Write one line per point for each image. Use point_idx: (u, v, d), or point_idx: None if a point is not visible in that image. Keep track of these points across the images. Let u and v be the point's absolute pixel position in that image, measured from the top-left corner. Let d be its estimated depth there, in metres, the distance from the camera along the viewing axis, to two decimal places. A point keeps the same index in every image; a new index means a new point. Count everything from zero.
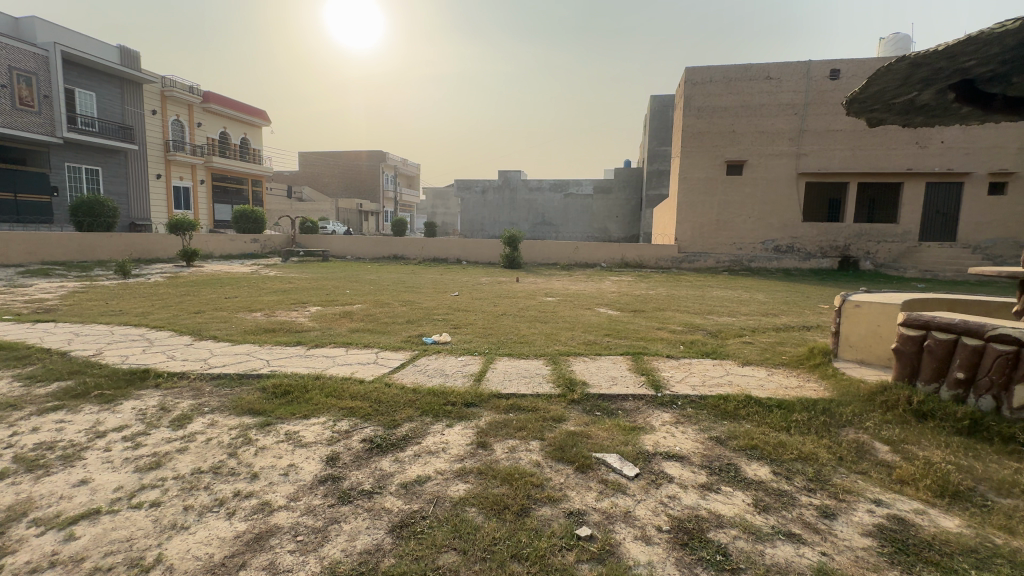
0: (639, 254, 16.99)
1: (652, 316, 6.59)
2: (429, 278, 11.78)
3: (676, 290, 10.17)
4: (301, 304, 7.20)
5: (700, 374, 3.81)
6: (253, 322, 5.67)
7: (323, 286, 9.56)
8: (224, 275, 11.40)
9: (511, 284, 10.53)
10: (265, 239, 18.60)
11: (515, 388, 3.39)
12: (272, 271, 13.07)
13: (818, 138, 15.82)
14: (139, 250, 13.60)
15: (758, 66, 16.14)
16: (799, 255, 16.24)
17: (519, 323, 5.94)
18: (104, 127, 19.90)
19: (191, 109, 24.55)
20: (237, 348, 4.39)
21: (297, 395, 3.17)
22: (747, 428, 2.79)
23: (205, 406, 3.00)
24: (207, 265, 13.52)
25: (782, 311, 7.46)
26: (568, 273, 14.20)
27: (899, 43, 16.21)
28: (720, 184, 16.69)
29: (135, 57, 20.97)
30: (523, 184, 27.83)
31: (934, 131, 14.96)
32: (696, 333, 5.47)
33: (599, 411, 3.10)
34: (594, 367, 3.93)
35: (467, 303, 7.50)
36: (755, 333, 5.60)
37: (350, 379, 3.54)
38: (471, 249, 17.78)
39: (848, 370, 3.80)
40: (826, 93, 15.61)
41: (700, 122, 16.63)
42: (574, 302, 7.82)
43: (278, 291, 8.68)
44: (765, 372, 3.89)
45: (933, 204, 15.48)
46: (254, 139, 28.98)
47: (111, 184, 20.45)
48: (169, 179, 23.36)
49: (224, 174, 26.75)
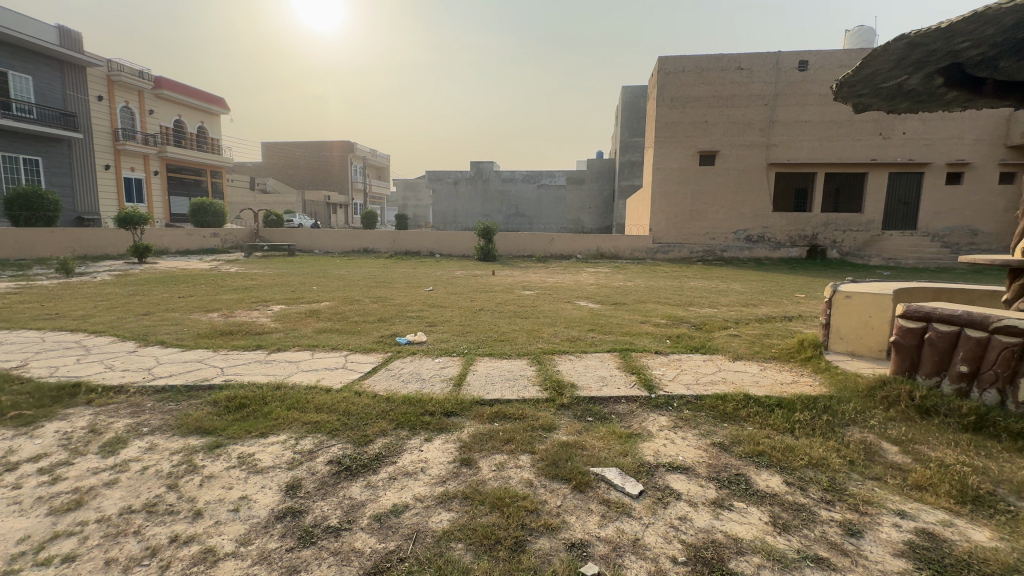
0: (615, 245, 16.93)
1: (635, 309, 6.41)
2: (401, 272, 11.35)
3: (654, 281, 10.07)
4: (262, 303, 6.71)
5: (693, 372, 3.61)
6: (208, 324, 5.20)
7: (288, 283, 9.03)
8: (180, 272, 10.66)
9: (487, 278, 10.23)
10: (225, 233, 17.64)
11: (498, 393, 3.10)
12: (233, 267, 12.34)
13: (788, 129, 16.02)
14: (85, 246, 12.61)
15: (730, 56, 16.19)
16: (770, 244, 16.49)
17: (498, 319, 5.65)
18: (43, 114, 18.43)
19: (141, 95, 23.05)
20: (188, 354, 3.95)
21: (254, 410, 2.80)
22: (751, 432, 2.59)
23: (143, 426, 2.60)
24: (162, 262, 12.68)
25: (762, 301, 7.42)
26: (544, 265, 13.98)
27: (863, 36, 16.54)
28: (693, 174, 16.74)
29: (76, 38, 19.44)
30: (496, 175, 27.42)
31: (897, 122, 15.36)
32: (681, 327, 5.30)
33: (591, 416, 2.86)
34: (581, 367, 3.69)
35: (443, 299, 7.15)
36: (740, 325, 5.47)
37: (315, 388, 3.19)
38: (444, 242, 17.33)
39: (841, 363, 3.67)
40: (795, 84, 15.80)
41: (674, 112, 16.59)
42: (554, 296, 7.59)
43: (238, 289, 8.12)
44: (758, 368, 3.73)
45: (896, 194, 15.94)
46: (212, 127, 27.53)
47: (53, 176, 19.02)
48: (118, 170, 21.91)
49: (180, 165, 25.31)
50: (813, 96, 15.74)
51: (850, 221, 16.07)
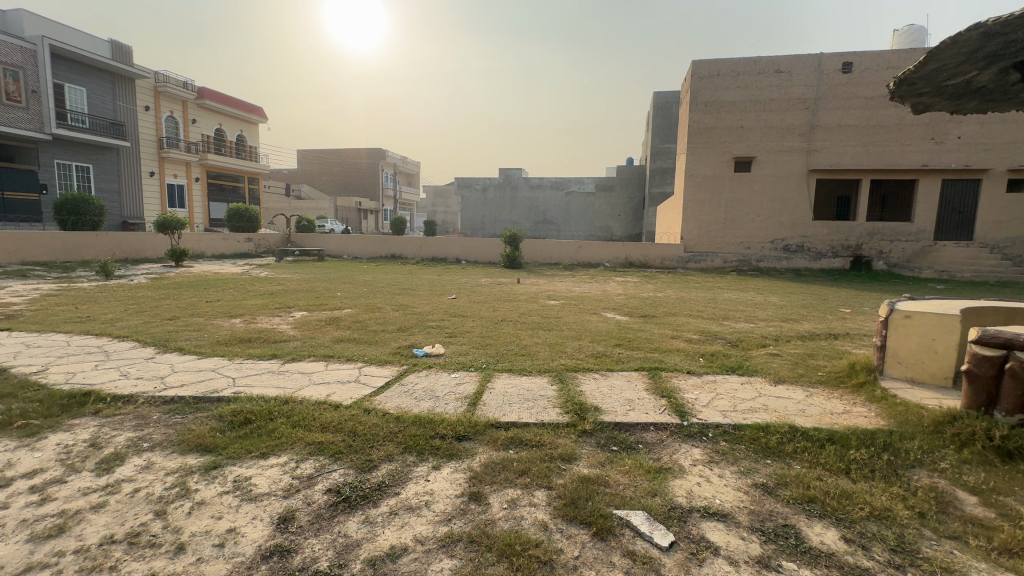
0: (644, 253, 16.48)
1: (665, 323, 6.07)
2: (426, 279, 11.31)
3: (685, 292, 9.66)
4: (285, 309, 6.70)
5: (729, 397, 3.30)
6: (230, 331, 5.19)
7: (314, 289, 9.07)
8: (212, 276, 10.91)
9: (511, 286, 10.04)
10: (259, 238, 18.08)
11: (515, 415, 2.88)
12: (263, 271, 12.58)
13: (830, 134, 15.28)
14: (125, 249, 13.11)
15: (767, 59, 15.61)
16: (810, 254, 15.70)
17: (520, 331, 5.44)
18: (95, 124, 19.42)
19: (185, 105, 24.06)
20: (203, 363, 3.89)
21: (258, 427, 2.68)
22: (798, 472, 2.29)
23: (144, 441, 2.51)
24: (197, 266, 13.05)
25: (803, 316, 6.96)
26: (571, 273, 13.69)
27: (914, 35, 15.67)
28: (727, 181, 16.14)
29: (127, 52, 20.47)
30: (524, 183, 27.32)
31: (951, 126, 14.45)
32: (716, 343, 4.94)
33: (615, 445, 2.60)
34: (607, 387, 3.42)
35: (465, 307, 6.99)
36: (781, 343, 5.08)
37: (324, 404, 3.04)
38: (471, 249, 17.27)
39: (900, 391, 3.30)
40: (838, 87, 15.09)
41: (707, 117, 16.09)
42: (579, 306, 7.33)
43: (264, 294, 8.18)
44: (803, 394, 3.38)
45: (950, 202, 14.94)
46: (250, 136, 28.49)
47: (102, 182, 19.99)
48: (162, 177, 22.88)
49: (220, 172, 26.25)
50: (858, 100, 14.98)
51: (899, 231, 15.14)
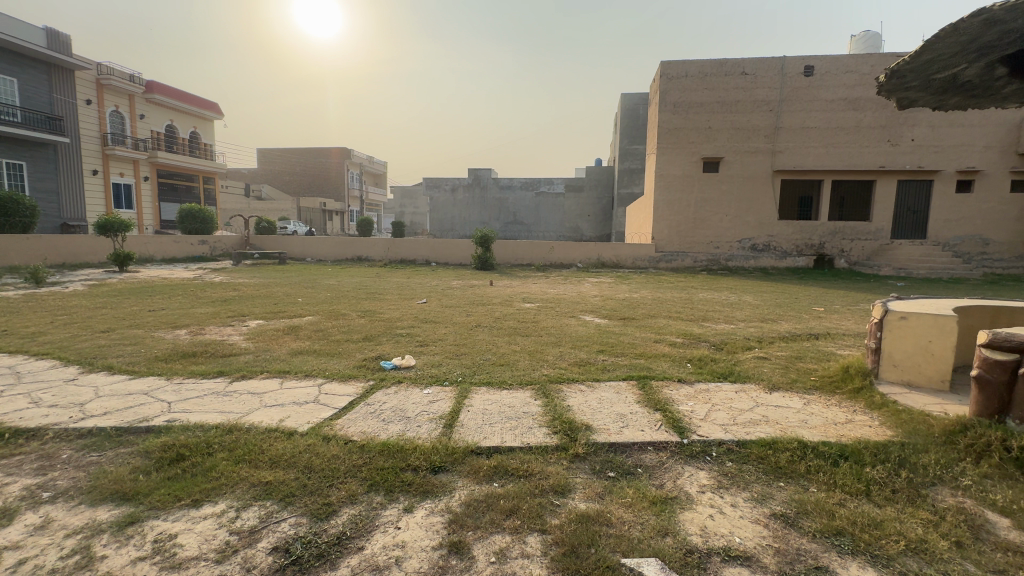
0: (616, 253, 16.43)
1: (646, 326, 5.86)
2: (394, 282, 10.81)
3: (661, 293, 9.55)
4: (239, 318, 6.13)
5: (726, 408, 3.06)
6: (173, 344, 4.64)
7: (272, 294, 8.46)
8: (159, 282, 10.08)
9: (484, 289, 9.69)
10: (214, 240, 17.04)
11: (497, 439, 2.55)
12: (218, 276, 11.78)
13: (793, 135, 15.63)
14: (62, 253, 12.05)
15: (733, 61, 15.84)
16: (776, 253, 16.03)
17: (496, 337, 5.10)
18: (29, 118, 17.92)
19: (132, 100, 22.57)
20: (134, 384, 3.37)
21: (192, 465, 2.25)
22: (817, 497, 2.05)
23: (44, 490, 2.04)
24: (144, 270, 12.10)
25: (780, 316, 6.91)
26: (544, 274, 13.47)
27: (869, 41, 16.27)
28: (696, 181, 16.28)
29: (65, 41, 19.02)
30: (494, 183, 26.99)
31: (905, 129, 15.00)
32: (701, 348, 4.74)
33: (612, 471, 2.31)
34: (596, 401, 3.13)
35: (437, 313, 6.61)
36: (765, 346, 4.93)
37: (276, 431, 2.63)
38: (441, 250, 16.81)
39: (898, 396, 3.14)
40: (801, 89, 15.45)
41: (676, 118, 16.19)
42: (556, 309, 7.06)
43: (216, 301, 7.55)
44: (801, 401, 3.19)
45: (905, 202, 15.53)
46: (204, 132, 27.06)
47: (39, 181, 18.45)
48: (106, 175, 21.38)
49: (172, 171, 24.77)
50: (819, 102, 15.38)
51: (858, 230, 15.62)
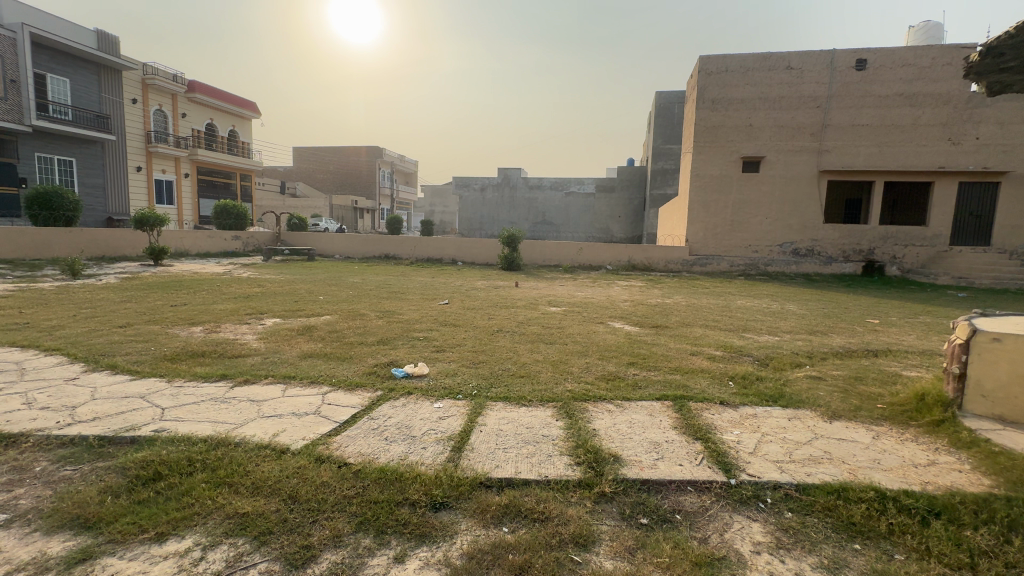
0: (647, 255, 15.83)
1: (681, 336, 5.41)
2: (418, 282, 10.64)
3: (695, 299, 9.02)
4: (256, 315, 6.00)
5: (779, 440, 2.62)
6: (185, 342, 4.50)
7: (295, 292, 8.39)
8: (189, 276, 10.22)
9: (509, 290, 9.39)
10: (247, 236, 17.43)
11: (511, 469, 2.22)
12: (247, 271, 11.88)
13: (842, 134, 14.68)
14: (101, 247, 12.42)
15: (778, 54, 14.99)
16: (820, 259, 15.10)
17: (517, 344, 4.77)
18: (79, 116, 18.71)
19: (175, 99, 23.35)
20: (132, 386, 3.20)
21: (168, 488, 2.01)
22: (908, 573, 1.62)
23: (1, 512, 1.84)
24: (177, 265, 12.35)
25: (830, 328, 6.32)
26: (572, 276, 13.05)
27: (930, 32, 15.12)
28: (735, 181, 15.51)
29: (114, 42, 19.79)
30: (523, 183, 26.68)
31: (969, 127, 13.85)
32: (745, 364, 4.26)
33: (645, 517, 1.93)
34: (626, 425, 2.75)
35: (458, 315, 6.33)
36: (818, 363, 4.41)
37: (266, 448, 2.37)
38: (467, 250, 16.61)
39: (989, 433, 2.65)
40: (852, 84, 14.48)
41: (715, 115, 15.47)
42: (583, 314, 6.69)
43: (238, 297, 7.49)
44: (870, 436, 2.72)
45: (966, 206, 14.35)
46: (242, 131, 27.82)
47: (87, 177, 19.25)
48: (150, 172, 22.17)
49: (211, 168, 25.51)
50: (872, 98, 14.38)
51: (913, 236, 14.53)
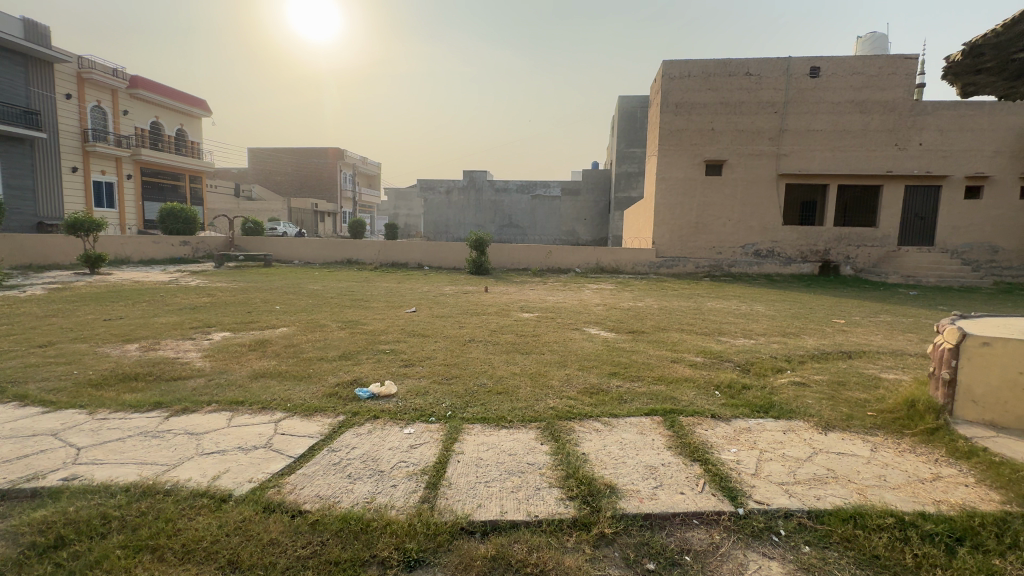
0: (615, 258, 15.88)
1: (658, 341, 5.27)
2: (384, 288, 10.19)
3: (666, 301, 9.00)
4: (203, 329, 5.45)
5: (780, 459, 2.45)
6: (116, 363, 3.96)
7: (249, 301, 7.81)
8: (130, 286, 9.39)
9: (479, 296, 9.11)
10: (196, 241, 16.28)
11: (496, 509, 1.94)
12: (196, 280, 11.06)
13: (798, 139, 15.18)
14: (28, 254, 11.34)
15: (737, 61, 15.36)
16: (780, 260, 15.54)
17: (492, 355, 4.48)
18: (3, 111, 17.10)
19: (115, 95, 21.79)
20: (43, 422, 2.71)
21: (71, 561, 1.61)
22: None
23: None
24: (117, 273, 11.39)
25: (800, 329, 6.35)
26: (541, 280, 12.89)
27: (876, 42, 15.88)
28: (699, 184, 15.77)
29: (43, 32, 18.23)
30: (489, 185, 26.42)
31: (913, 133, 14.59)
32: (727, 370, 4.14)
33: (652, 561, 1.70)
34: (617, 447, 2.52)
35: (427, 324, 5.97)
36: (798, 368, 4.35)
37: (203, 496, 1.99)
38: (434, 254, 16.18)
39: (985, 441, 2.57)
40: (807, 91, 15.01)
41: (678, 119, 15.69)
42: (557, 320, 6.49)
43: (184, 308, 6.87)
44: (869, 448, 2.59)
45: (912, 208, 15.11)
46: (191, 130, 26.31)
47: (14, 177, 17.61)
48: (87, 173, 20.58)
49: (156, 169, 23.94)
50: (825, 105, 14.95)
51: (864, 237, 15.17)
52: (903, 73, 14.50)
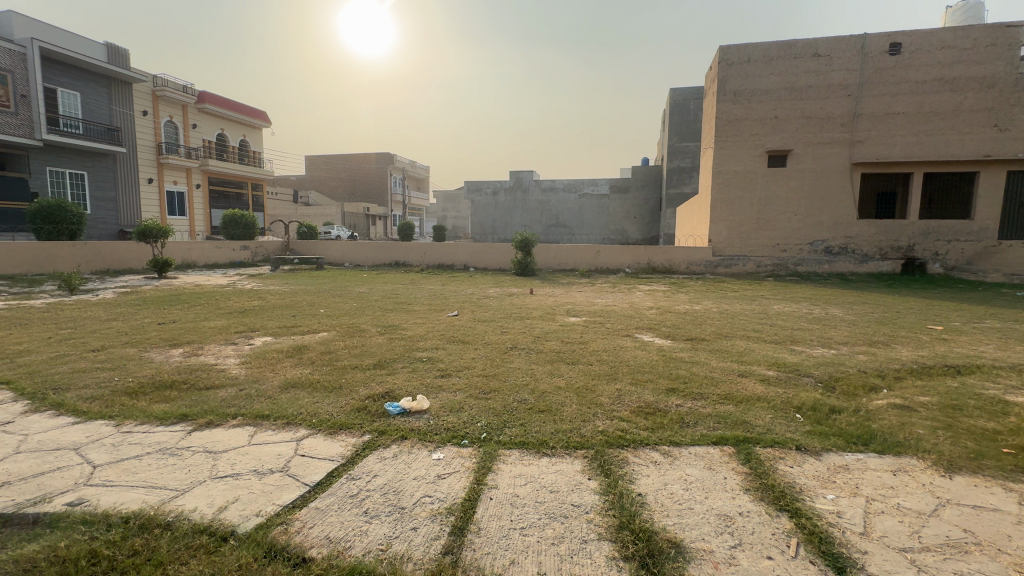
0: (668, 257, 15.07)
1: (722, 351, 4.71)
2: (428, 290, 10.10)
3: (726, 304, 8.27)
4: (246, 333, 5.45)
5: (895, 512, 1.93)
6: (157, 369, 3.94)
7: (296, 304, 7.90)
8: (190, 289, 9.82)
9: (523, 298, 8.78)
10: (256, 246, 17.08)
11: (532, 571, 1.59)
12: (251, 283, 11.47)
13: (876, 123, 13.76)
14: (105, 260, 12.20)
15: (804, 41, 14.14)
16: (854, 257, 14.14)
17: (534, 365, 4.11)
18: (90, 129, 18.66)
19: (185, 110, 23.32)
20: (69, 435, 2.63)
21: None
22: None
23: None
24: (182, 277, 12.04)
25: (889, 338, 5.53)
26: (589, 281, 12.41)
27: (969, 12, 14.14)
28: (760, 177, 14.65)
29: (123, 55, 19.76)
30: (536, 185, 26.07)
31: (1017, 111, 12.83)
32: (808, 389, 3.57)
33: None
34: (681, 487, 2.09)
35: (468, 329, 5.70)
36: (896, 386, 3.69)
37: (202, 533, 1.77)
38: (479, 255, 16.04)
39: None
40: (886, 70, 13.58)
41: (737, 108, 14.67)
42: (606, 325, 6.05)
43: (234, 311, 7.01)
44: (1016, 501, 2.01)
45: (1016, 197, 13.29)
46: (253, 141, 27.77)
47: (98, 189, 19.19)
48: (161, 184, 22.14)
49: (222, 178, 25.43)
50: (908, 85, 13.45)
51: (956, 230, 13.52)
52: (1004, 44, 12.79)
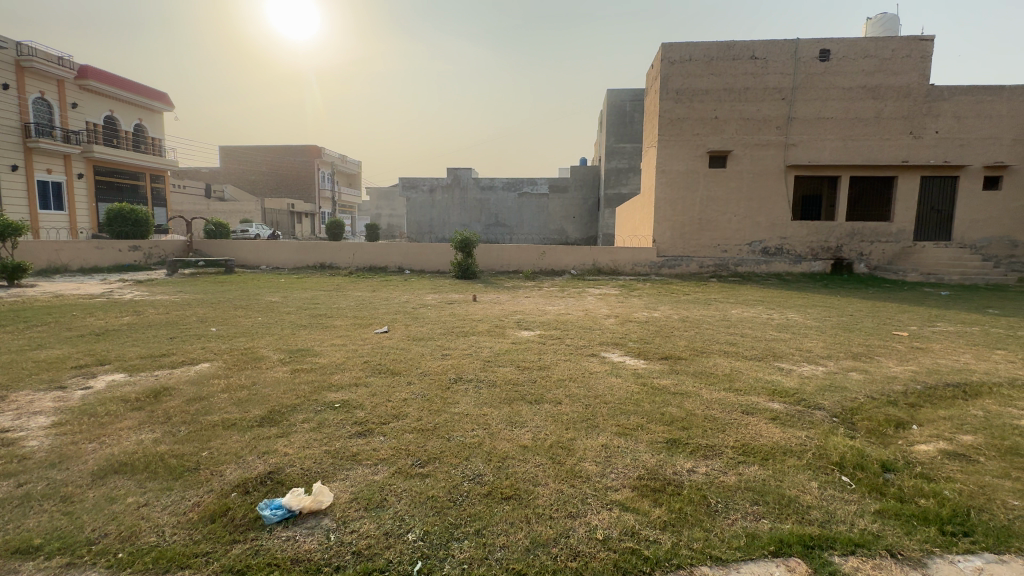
0: (613, 257, 14.64)
1: (708, 376, 3.96)
2: (355, 298, 8.75)
3: (685, 310, 7.73)
4: (87, 370, 3.95)
5: None
6: None
7: (182, 320, 6.32)
8: (45, 301, 7.79)
9: (466, 307, 7.73)
10: (149, 246, 14.52)
11: None
12: (133, 292, 9.48)
13: (808, 127, 14.11)
14: None
15: (741, 43, 14.20)
16: (789, 257, 14.46)
17: (487, 409, 3.09)
18: None
19: (63, 86, 19.85)
20: None
21: None
22: None
23: None
24: (43, 285, 9.78)
25: (869, 349, 5.08)
26: (535, 284, 11.61)
27: (887, 24, 14.88)
28: (701, 176, 14.58)
29: None
30: (475, 183, 24.99)
31: (929, 120, 13.62)
32: (833, 431, 2.84)
33: None
34: None
35: (399, 353, 4.58)
36: (923, 419, 3.07)
37: None
38: (416, 256, 14.73)
39: None
40: (816, 76, 13.93)
41: (679, 107, 14.49)
42: (566, 342, 5.17)
43: (90, 333, 5.36)
44: None
45: (928, 200, 14.15)
46: (152, 126, 24.36)
47: None
48: (30, 172, 18.65)
49: (112, 167, 22.00)
50: (837, 91, 13.88)
51: (878, 232, 14.17)
52: (918, 56, 13.49)
